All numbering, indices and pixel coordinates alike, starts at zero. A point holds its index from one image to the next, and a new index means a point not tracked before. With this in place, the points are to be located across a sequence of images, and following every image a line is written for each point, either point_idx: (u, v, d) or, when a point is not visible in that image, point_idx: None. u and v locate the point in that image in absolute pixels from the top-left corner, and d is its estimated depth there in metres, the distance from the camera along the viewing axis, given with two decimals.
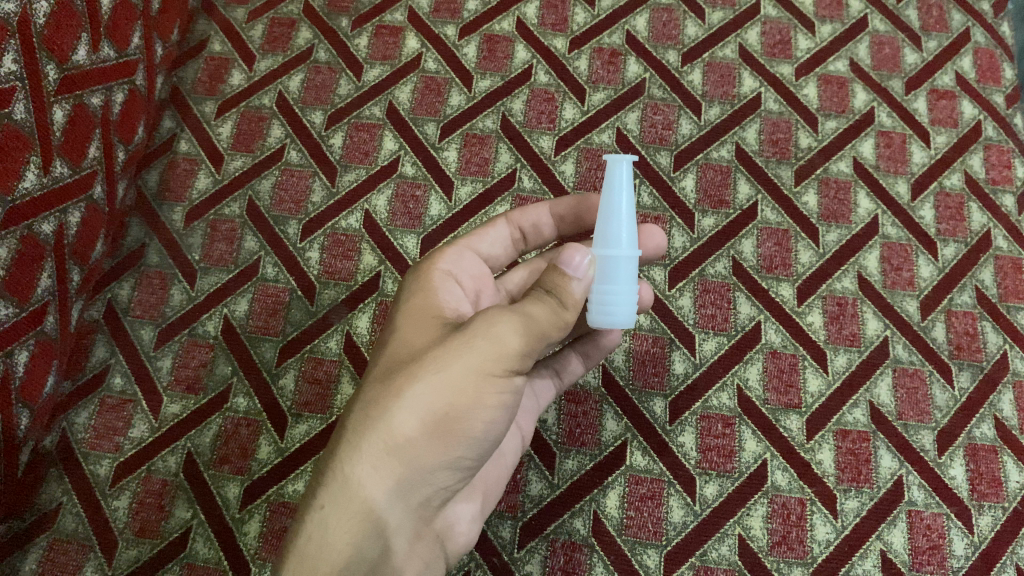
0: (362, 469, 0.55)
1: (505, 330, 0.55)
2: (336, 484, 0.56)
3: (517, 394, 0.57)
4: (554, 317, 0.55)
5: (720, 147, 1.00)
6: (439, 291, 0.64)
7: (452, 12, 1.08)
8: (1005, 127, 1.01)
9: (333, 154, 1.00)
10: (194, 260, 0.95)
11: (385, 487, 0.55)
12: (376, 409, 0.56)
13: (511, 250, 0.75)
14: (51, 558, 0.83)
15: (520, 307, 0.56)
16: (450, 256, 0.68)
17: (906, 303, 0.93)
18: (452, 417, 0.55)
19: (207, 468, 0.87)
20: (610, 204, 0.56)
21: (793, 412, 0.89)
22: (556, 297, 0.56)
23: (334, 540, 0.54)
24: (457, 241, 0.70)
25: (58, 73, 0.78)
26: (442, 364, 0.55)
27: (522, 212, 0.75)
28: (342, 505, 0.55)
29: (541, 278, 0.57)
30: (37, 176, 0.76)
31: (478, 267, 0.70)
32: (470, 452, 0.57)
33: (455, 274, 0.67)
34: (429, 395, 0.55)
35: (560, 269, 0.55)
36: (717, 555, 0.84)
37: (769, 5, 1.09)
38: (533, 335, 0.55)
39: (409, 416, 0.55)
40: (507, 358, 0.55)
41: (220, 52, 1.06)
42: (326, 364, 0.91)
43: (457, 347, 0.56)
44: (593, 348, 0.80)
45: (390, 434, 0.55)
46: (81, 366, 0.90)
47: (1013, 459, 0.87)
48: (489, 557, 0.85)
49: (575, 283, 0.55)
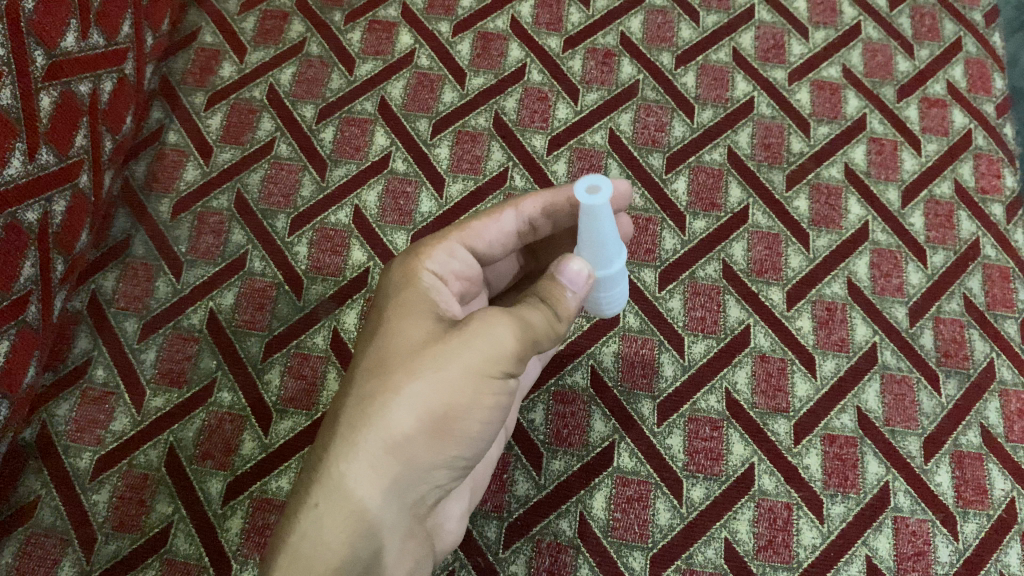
0: (359, 468, 0.54)
1: (503, 331, 0.56)
2: (330, 482, 0.54)
3: (510, 395, 0.59)
4: (549, 325, 0.58)
5: (712, 151, 1.00)
6: (428, 285, 0.61)
7: (446, 9, 1.08)
8: (994, 136, 1.02)
9: (324, 148, 1.00)
10: (180, 253, 0.94)
11: (381, 486, 0.55)
12: (371, 408, 0.55)
13: (514, 243, 0.68)
14: (28, 551, 0.82)
15: (517, 312, 0.58)
16: (440, 253, 0.63)
17: (894, 309, 0.93)
18: (452, 417, 0.55)
19: (190, 462, 0.86)
20: (596, 235, 0.56)
21: (781, 416, 0.89)
22: (550, 307, 0.59)
23: (330, 540, 0.54)
24: (449, 234, 0.65)
25: (46, 59, 0.77)
26: (441, 365, 0.55)
27: (537, 202, 0.66)
28: (337, 503, 0.54)
29: (540, 288, 0.60)
30: (22, 162, 0.75)
31: (467, 265, 0.65)
32: (466, 451, 0.58)
33: (443, 272, 0.63)
34: (428, 395, 0.55)
35: (558, 285, 0.59)
36: (703, 558, 0.84)
37: (764, 9, 1.09)
38: (528, 339, 0.57)
39: (409, 413, 0.55)
40: (503, 358, 0.56)
41: (212, 44, 1.05)
42: (313, 360, 0.90)
43: (455, 347, 0.56)
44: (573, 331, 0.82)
45: (388, 432, 0.55)
46: (63, 357, 0.89)
47: (998, 466, 0.88)
48: (474, 558, 0.84)
49: (571, 294, 0.59)
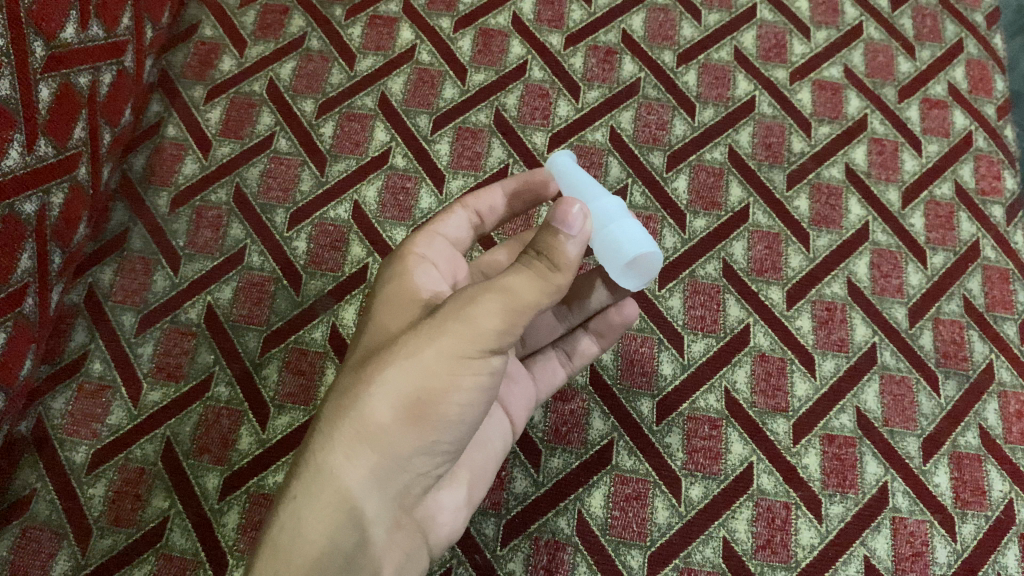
0: (335, 459, 0.54)
1: (480, 310, 0.53)
2: (309, 473, 0.55)
3: (495, 375, 0.56)
4: (540, 284, 0.54)
5: (713, 149, 1.00)
6: (415, 270, 0.64)
7: (448, 5, 1.08)
8: (995, 138, 1.02)
9: (323, 144, 1.00)
10: (179, 247, 0.94)
11: (359, 477, 0.54)
12: (349, 398, 0.55)
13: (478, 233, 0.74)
14: (23, 545, 0.81)
15: (500, 283, 0.54)
16: (424, 241, 0.68)
17: (893, 309, 0.93)
18: (427, 402, 0.54)
19: (187, 457, 0.85)
20: (575, 181, 0.62)
21: (780, 415, 0.88)
22: (547, 260, 0.54)
23: (307, 532, 0.53)
24: (428, 227, 0.70)
25: (45, 50, 0.76)
26: (416, 351, 0.54)
27: (477, 196, 0.73)
28: (316, 494, 0.54)
29: (536, 237, 0.55)
30: (20, 153, 0.74)
31: (450, 252, 0.69)
32: (447, 436, 0.56)
33: (431, 258, 0.67)
34: (401, 382, 0.54)
35: (553, 229, 0.54)
36: (701, 557, 0.83)
37: (766, 8, 1.09)
38: (512, 311, 0.53)
39: (384, 401, 0.54)
40: (480, 337, 0.53)
41: (211, 37, 1.05)
42: (311, 355, 0.89)
43: (430, 332, 0.54)
44: (606, 327, 0.81)
45: (365, 421, 0.54)
46: (60, 351, 0.89)
47: (996, 468, 0.87)
48: (471, 555, 0.83)
49: (569, 240, 0.54)
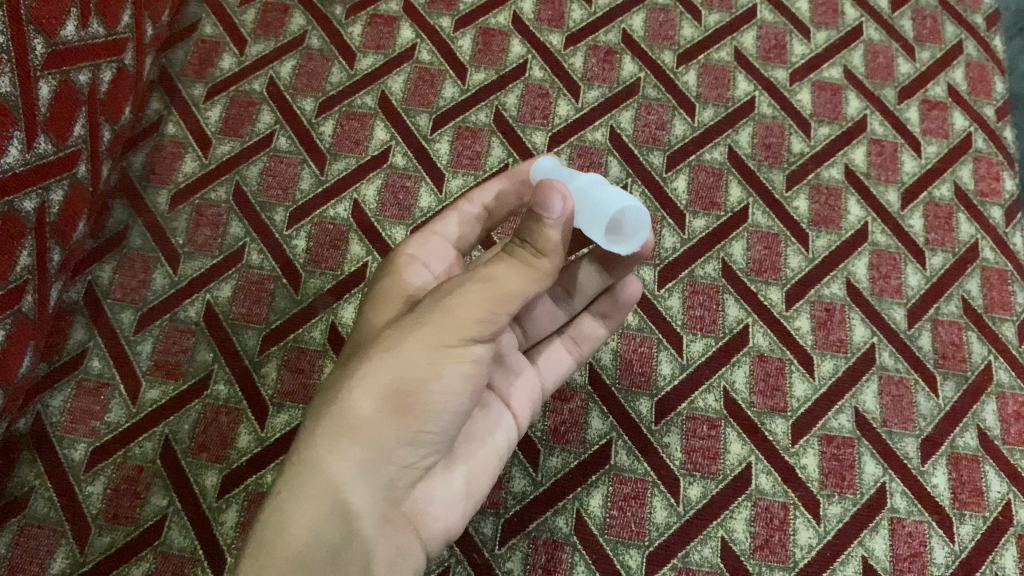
0: (320, 452, 0.54)
1: (459, 300, 0.54)
2: (294, 467, 0.55)
3: (479, 364, 0.56)
4: (523, 272, 0.54)
5: (713, 150, 1.00)
6: (406, 271, 0.66)
7: (448, 3, 1.08)
8: (994, 139, 1.02)
9: (323, 142, 1.00)
10: (178, 244, 0.94)
11: (343, 470, 0.54)
12: (334, 393, 0.56)
13: (480, 228, 0.73)
14: (20, 542, 0.81)
15: (482, 274, 0.55)
16: (416, 243, 0.69)
17: (892, 310, 0.93)
18: (409, 392, 0.54)
19: (186, 455, 0.85)
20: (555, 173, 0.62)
21: (779, 416, 0.89)
22: (533, 247, 0.54)
23: (291, 525, 0.53)
24: (423, 229, 0.71)
25: (45, 48, 0.76)
26: (398, 343, 0.55)
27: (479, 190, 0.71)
28: (300, 487, 0.54)
29: (521, 225, 0.55)
30: (20, 150, 0.74)
31: (444, 253, 0.70)
32: (431, 426, 0.56)
33: (423, 260, 0.68)
34: (383, 374, 0.54)
35: (536, 214, 0.53)
36: (699, 557, 0.83)
37: (766, 9, 1.09)
38: (492, 298, 0.53)
39: (366, 394, 0.54)
40: (460, 325, 0.54)
41: (212, 36, 1.05)
42: (310, 353, 0.89)
43: (411, 324, 0.55)
44: (612, 308, 0.81)
45: (347, 414, 0.54)
46: (59, 348, 0.89)
47: (994, 469, 0.88)
48: (469, 554, 0.83)
49: (553, 226, 0.53)
